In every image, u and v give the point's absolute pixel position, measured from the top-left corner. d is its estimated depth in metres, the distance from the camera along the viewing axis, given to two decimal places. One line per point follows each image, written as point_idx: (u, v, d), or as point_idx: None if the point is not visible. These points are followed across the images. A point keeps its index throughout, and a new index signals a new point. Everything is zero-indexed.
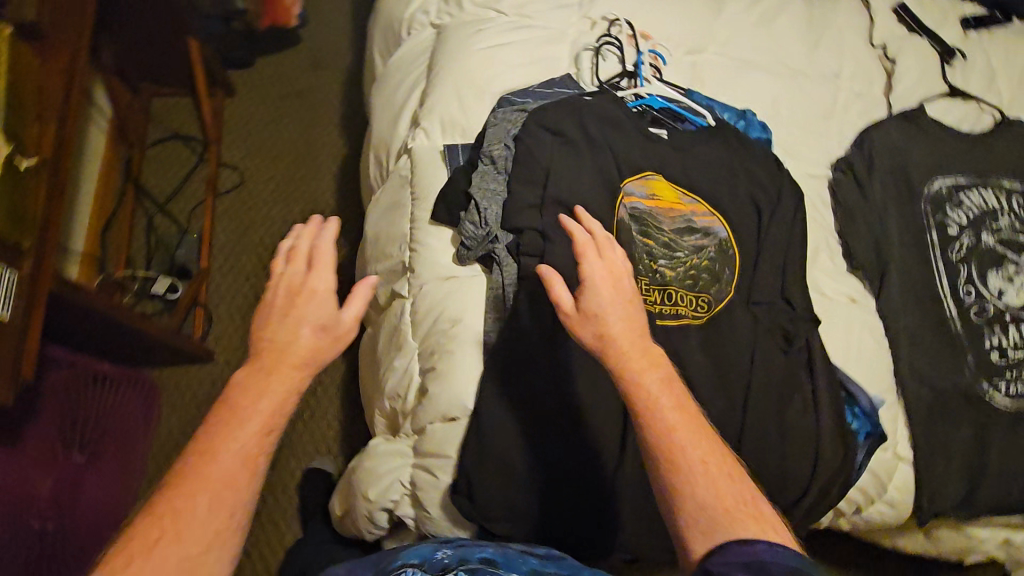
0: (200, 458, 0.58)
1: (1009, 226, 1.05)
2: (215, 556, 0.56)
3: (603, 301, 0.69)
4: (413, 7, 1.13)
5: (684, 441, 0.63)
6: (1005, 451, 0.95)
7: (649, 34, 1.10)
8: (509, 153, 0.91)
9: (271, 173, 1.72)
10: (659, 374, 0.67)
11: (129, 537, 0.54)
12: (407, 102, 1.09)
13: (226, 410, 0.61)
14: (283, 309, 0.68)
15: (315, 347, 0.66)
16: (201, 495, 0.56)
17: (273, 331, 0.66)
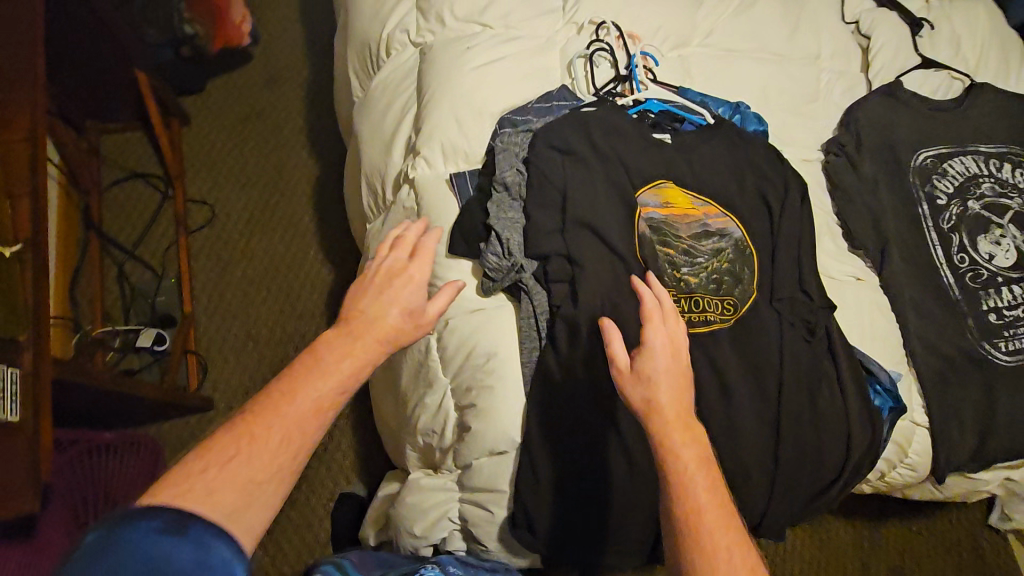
0: (281, 394, 0.60)
1: (990, 191, 1.11)
2: (272, 492, 0.56)
3: (658, 367, 0.67)
4: (390, 26, 1.08)
5: (712, 530, 0.60)
6: (1010, 405, 1.01)
7: (637, 34, 1.09)
8: (524, 177, 0.89)
9: (243, 203, 1.63)
10: (697, 453, 0.65)
11: (207, 448, 0.56)
12: (399, 127, 1.05)
13: (313, 359, 0.64)
14: (380, 285, 0.71)
15: (401, 329, 0.69)
16: (276, 428, 0.58)
17: (367, 302, 0.69)
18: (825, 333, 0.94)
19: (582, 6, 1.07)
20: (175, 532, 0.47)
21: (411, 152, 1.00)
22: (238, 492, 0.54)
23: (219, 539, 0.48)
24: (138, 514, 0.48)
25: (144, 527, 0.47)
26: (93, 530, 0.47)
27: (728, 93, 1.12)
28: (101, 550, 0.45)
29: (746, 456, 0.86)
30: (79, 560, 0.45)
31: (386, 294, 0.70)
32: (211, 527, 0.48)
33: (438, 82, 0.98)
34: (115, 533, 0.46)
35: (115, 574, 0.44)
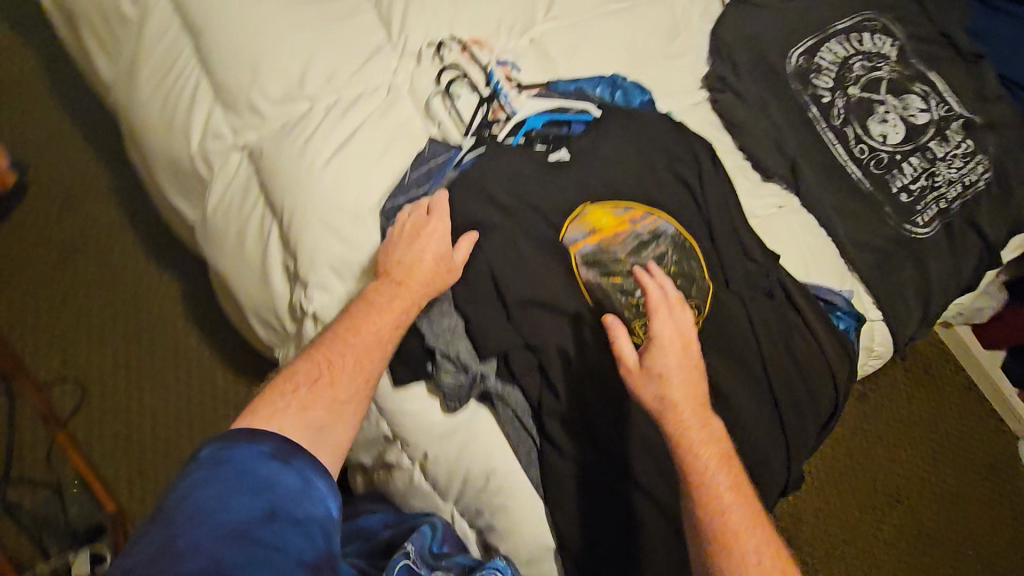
0: (348, 330, 0.71)
1: (862, 69, 1.11)
2: (350, 413, 0.67)
3: (670, 363, 0.73)
4: (197, 136, 0.87)
5: (738, 525, 0.67)
6: (938, 267, 1.09)
7: (481, 37, 0.94)
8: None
9: (112, 359, 1.37)
10: (714, 447, 0.72)
11: (293, 374, 0.67)
12: (267, 252, 0.87)
13: (372, 301, 0.73)
14: (409, 237, 0.77)
15: (436, 273, 0.76)
16: (347, 356, 0.69)
17: (402, 253, 0.76)
18: (780, 286, 0.94)
19: (411, 31, 0.90)
20: (278, 460, 0.56)
21: (297, 282, 0.83)
22: (327, 412, 0.65)
23: (317, 476, 0.57)
24: (250, 433, 0.57)
25: (255, 450, 0.56)
26: (208, 448, 0.56)
27: (598, 63, 1.01)
28: (218, 463, 0.54)
29: (757, 441, 0.88)
30: (199, 467, 0.54)
31: (417, 244, 0.76)
32: (309, 461, 0.58)
33: (295, 194, 0.81)
34: (231, 448, 0.55)
35: (223, 495, 0.51)
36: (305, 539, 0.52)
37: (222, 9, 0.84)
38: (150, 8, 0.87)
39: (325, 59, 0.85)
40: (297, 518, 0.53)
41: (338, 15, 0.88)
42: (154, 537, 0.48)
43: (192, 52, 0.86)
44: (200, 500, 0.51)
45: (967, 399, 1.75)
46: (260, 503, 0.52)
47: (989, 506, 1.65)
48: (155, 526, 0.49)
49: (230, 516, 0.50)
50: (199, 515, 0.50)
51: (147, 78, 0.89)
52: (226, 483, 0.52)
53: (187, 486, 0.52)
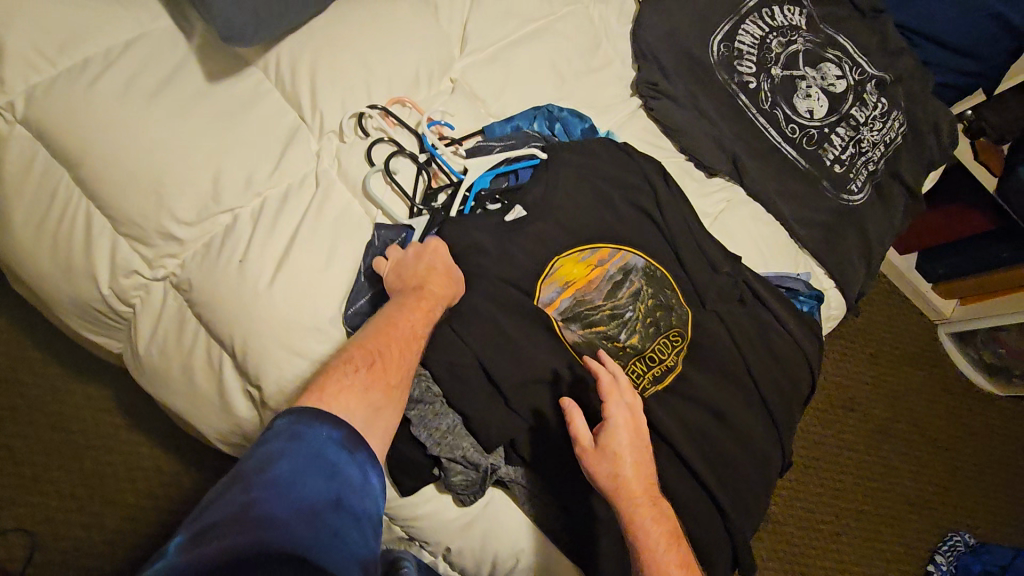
0: (390, 323, 0.68)
1: (780, 46, 1.11)
2: (400, 397, 0.65)
3: (623, 444, 0.70)
4: (105, 274, 0.75)
5: None
6: (874, 226, 1.15)
7: (401, 93, 0.85)
8: (429, 374, 0.74)
9: (59, 494, 1.16)
10: (669, 534, 0.70)
11: (349, 357, 0.64)
12: (220, 384, 0.77)
13: (408, 291, 0.71)
14: (420, 250, 0.74)
15: (453, 278, 0.74)
16: (392, 346, 0.66)
17: (420, 265, 0.72)
18: (747, 288, 0.96)
19: (325, 106, 0.80)
20: (347, 450, 0.54)
21: (266, 410, 0.75)
22: (381, 395, 0.62)
23: (375, 471, 0.56)
24: (322, 415, 0.55)
25: (325, 433, 0.54)
26: (284, 415, 0.55)
27: (529, 93, 0.95)
28: (292, 436, 0.53)
29: (758, 445, 0.91)
30: (274, 440, 0.52)
31: (426, 257, 0.73)
32: (372, 457, 0.56)
33: (243, 323, 0.72)
34: (306, 425, 0.54)
35: (297, 477, 0.50)
36: (361, 536, 0.51)
37: (98, 129, 0.71)
38: (5, 139, 0.72)
39: (237, 161, 0.75)
40: (357, 514, 0.52)
41: (237, 105, 0.77)
42: (231, 500, 0.48)
43: (74, 184, 0.73)
44: (277, 471, 0.50)
45: (901, 313, 1.87)
46: (330, 490, 0.51)
47: (924, 392, 1.81)
48: (232, 488, 0.49)
49: (304, 494, 0.50)
50: (273, 488, 0.49)
51: (23, 218, 0.75)
52: (301, 459, 0.51)
53: (262, 454, 0.51)
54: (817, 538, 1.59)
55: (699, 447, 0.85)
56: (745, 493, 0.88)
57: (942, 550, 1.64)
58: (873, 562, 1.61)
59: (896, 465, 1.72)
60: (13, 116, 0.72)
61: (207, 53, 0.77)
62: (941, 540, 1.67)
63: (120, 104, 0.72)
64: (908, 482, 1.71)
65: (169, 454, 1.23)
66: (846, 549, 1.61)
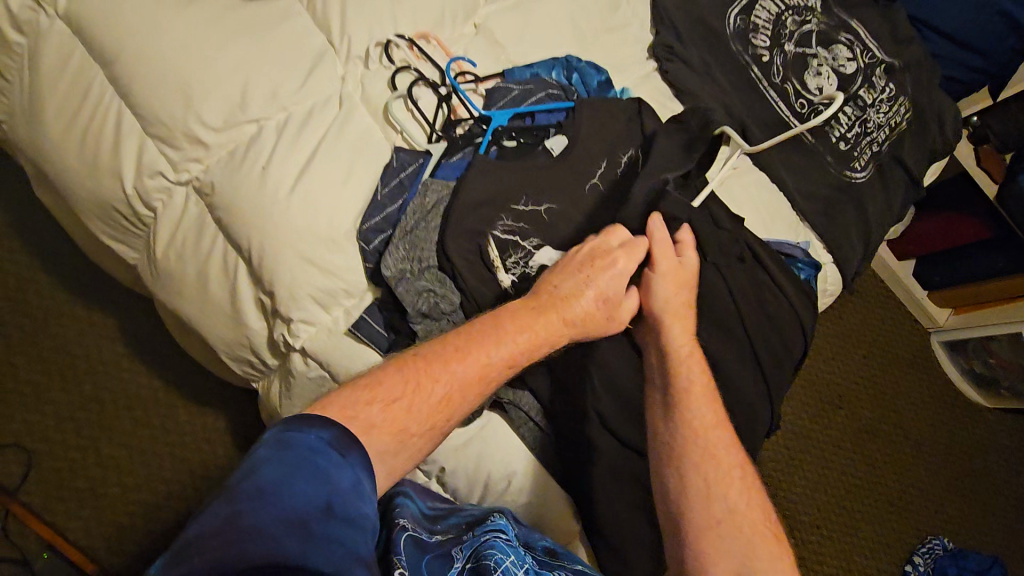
0: (464, 349, 0.70)
1: (794, 24, 1.14)
2: (418, 444, 0.64)
3: (677, 284, 0.82)
4: (130, 175, 0.77)
5: (712, 437, 0.75)
6: (874, 206, 1.18)
7: (426, 29, 0.88)
8: (454, 285, 0.79)
9: (57, 415, 1.18)
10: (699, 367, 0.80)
11: (397, 375, 0.65)
12: (233, 292, 0.79)
13: (537, 309, 0.76)
14: (582, 264, 0.80)
15: (589, 313, 0.78)
16: (438, 386, 0.67)
17: (565, 283, 0.78)
18: (747, 249, 0.99)
19: (352, 32, 0.83)
20: (335, 452, 0.53)
21: (276, 319, 0.78)
22: (389, 441, 0.61)
23: (367, 475, 0.55)
24: (316, 420, 0.55)
25: (316, 438, 0.53)
26: (269, 429, 0.54)
27: (548, 44, 0.98)
28: (280, 444, 0.52)
29: (746, 399, 0.94)
30: (262, 451, 0.52)
31: (587, 274, 0.78)
32: (364, 457, 0.55)
33: (260, 228, 0.75)
34: (293, 432, 0.53)
35: (285, 484, 0.49)
36: (358, 532, 0.50)
37: (135, 31, 0.73)
38: (44, 34, 0.75)
39: (265, 75, 0.77)
40: (350, 517, 0.51)
41: (269, 23, 0.79)
42: (217, 512, 0.47)
43: (107, 83, 0.76)
44: (263, 484, 0.49)
45: (892, 314, 1.90)
46: (319, 495, 0.50)
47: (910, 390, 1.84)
48: (219, 501, 0.48)
49: (292, 504, 0.48)
50: (259, 497, 0.48)
51: (55, 115, 0.77)
52: (287, 465, 0.50)
53: (247, 467, 0.50)
54: (801, 530, 1.62)
55: None
56: None
57: (920, 552, 1.67)
58: (852, 558, 1.64)
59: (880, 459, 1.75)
60: (55, 12, 0.74)
61: None
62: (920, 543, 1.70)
63: (157, 8, 0.74)
64: (892, 478, 1.74)
65: (166, 383, 1.24)
66: (830, 543, 1.64)
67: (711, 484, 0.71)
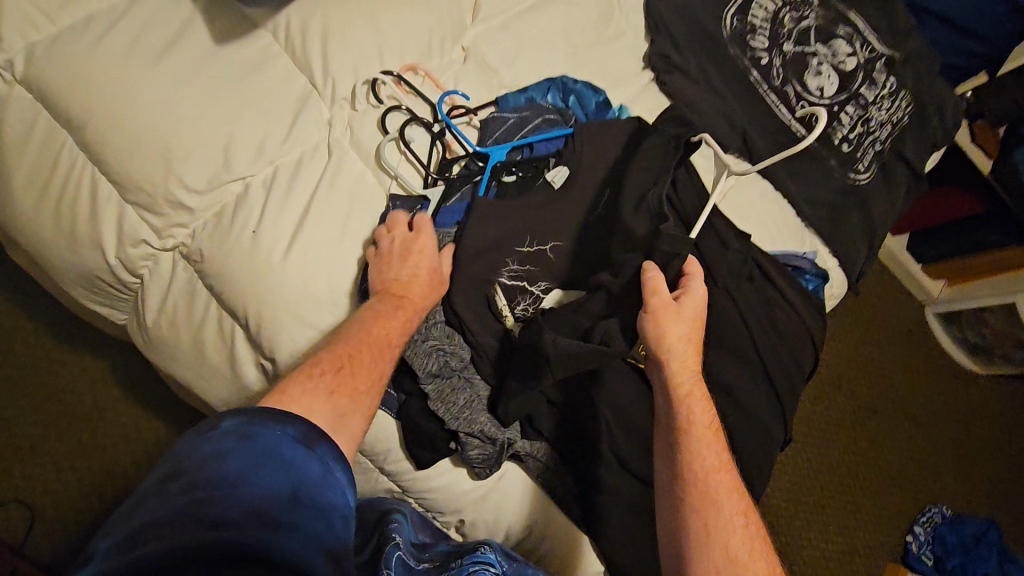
0: (366, 327, 0.68)
1: (792, 22, 1.09)
2: (369, 401, 0.65)
3: (684, 315, 0.75)
4: (113, 244, 0.73)
5: (720, 488, 0.68)
6: (879, 206, 1.16)
7: (413, 60, 0.83)
8: (463, 339, 0.78)
9: (56, 467, 1.06)
10: (707, 408, 0.73)
11: (317, 361, 0.64)
12: (230, 357, 0.76)
13: (383, 299, 0.70)
14: (403, 254, 0.72)
15: (428, 289, 0.73)
16: (365, 351, 0.66)
17: (395, 272, 0.71)
18: (755, 266, 0.97)
19: (336, 72, 0.77)
20: (303, 446, 0.52)
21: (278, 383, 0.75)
22: (349, 401, 0.63)
23: (339, 466, 0.54)
24: (273, 414, 0.53)
25: (278, 429, 0.52)
26: (229, 416, 0.52)
27: (541, 64, 0.93)
28: (242, 435, 0.51)
29: (762, 420, 0.92)
30: (223, 438, 0.50)
31: (411, 259, 0.72)
32: (333, 452, 0.54)
33: (256, 294, 0.71)
34: (257, 423, 0.52)
35: (251, 472, 0.48)
36: (327, 525, 0.48)
37: (103, 93, 0.68)
38: (4, 100, 0.70)
39: (247, 128, 0.73)
40: (319, 506, 0.49)
41: (245, 69, 0.74)
42: (173, 498, 0.45)
43: (78, 149, 0.71)
44: (221, 469, 0.47)
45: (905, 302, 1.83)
46: (286, 484, 0.48)
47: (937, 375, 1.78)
48: (176, 486, 0.46)
49: (254, 491, 0.47)
50: (218, 484, 0.46)
51: (24, 186, 0.73)
52: (252, 455, 0.49)
53: (207, 453, 0.49)
54: (826, 519, 1.56)
55: None
56: (748, 465, 0.91)
57: (920, 521, 1.60)
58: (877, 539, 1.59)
59: (905, 446, 1.69)
60: (13, 76, 0.69)
61: (213, 14, 0.74)
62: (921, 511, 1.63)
63: (124, 65, 0.69)
64: (913, 472, 1.66)
65: (171, 423, 1.13)
66: (857, 547, 1.56)
67: (712, 531, 0.64)
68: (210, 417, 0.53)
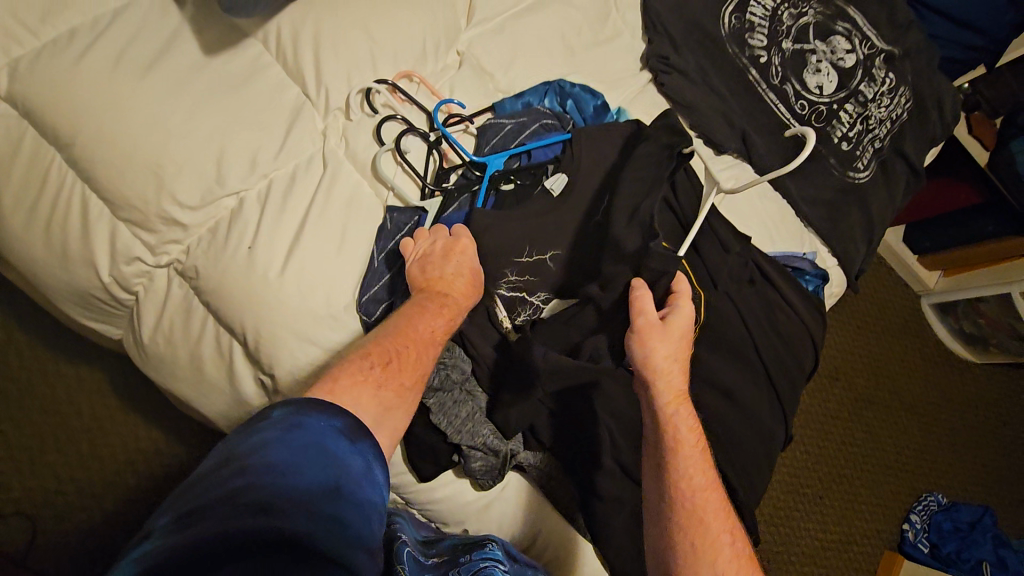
0: (410, 321, 0.67)
1: (791, 18, 1.08)
2: (413, 397, 0.64)
3: (671, 335, 0.73)
4: (106, 261, 0.72)
5: (707, 508, 0.68)
6: (878, 204, 1.15)
7: (408, 67, 0.81)
8: (463, 351, 0.77)
9: (57, 478, 1.05)
10: (694, 426, 0.72)
11: (366, 353, 0.63)
12: (229, 374, 0.75)
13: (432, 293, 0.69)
14: (446, 250, 0.72)
15: (470, 287, 0.73)
16: (414, 347, 0.65)
17: (442, 268, 0.71)
18: (755, 269, 0.97)
19: (329, 81, 0.75)
20: (346, 439, 0.51)
21: (278, 398, 0.74)
22: (394, 394, 0.62)
23: (377, 463, 0.53)
24: (323, 406, 0.53)
25: (326, 422, 0.51)
26: (280, 406, 0.52)
27: (538, 68, 0.91)
28: (290, 426, 0.50)
29: (764, 423, 0.92)
30: (271, 428, 0.50)
31: (452, 259, 0.71)
32: (374, 447, 0.53)
33: (253, 310, 0.70)
34: (304, 415, 0.51)
35: (298, 462, 0.47)
36: (365, 521, 0.48)
37: (91, 110, 0.67)
38: None
39: (239, 141, 0.71)
40: (358, 501, 0.48)
41: (236, 80, 0.73)
42: (224, 483, 0.45)
43: (67, 165, 0.70)
44: (268, 456, 0.47)
45: (904, 293, 1.82)
46: (329, 477, 0.48)
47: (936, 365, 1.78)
48: (226, 471, 0.46)
49: (300, 480, 0.46)
50: (266, 472, 0.46)
51: (13, 205, 0.71)
52: (299, 446, 0.48)
53: (255, 441, 0.48)
54: (830, 512, 1.57)
55: (706, 426, 0.88)
56: (751, 469, 0.91)
57: (916, 510, 1.61)
58: (880, 530, 1.60)
59: (905, 437, 1.69)
60: None
61: (202, 24, 0.72)
62: (915, 499, 1.64)
63: (112, 80, 0.67)
64: (909, 462, 1.67)
65: (169, 433, 1.12)
66: (856, 538, 1.57)
67: (698, 551, 0.65)
68: (259, 408, 0.53)
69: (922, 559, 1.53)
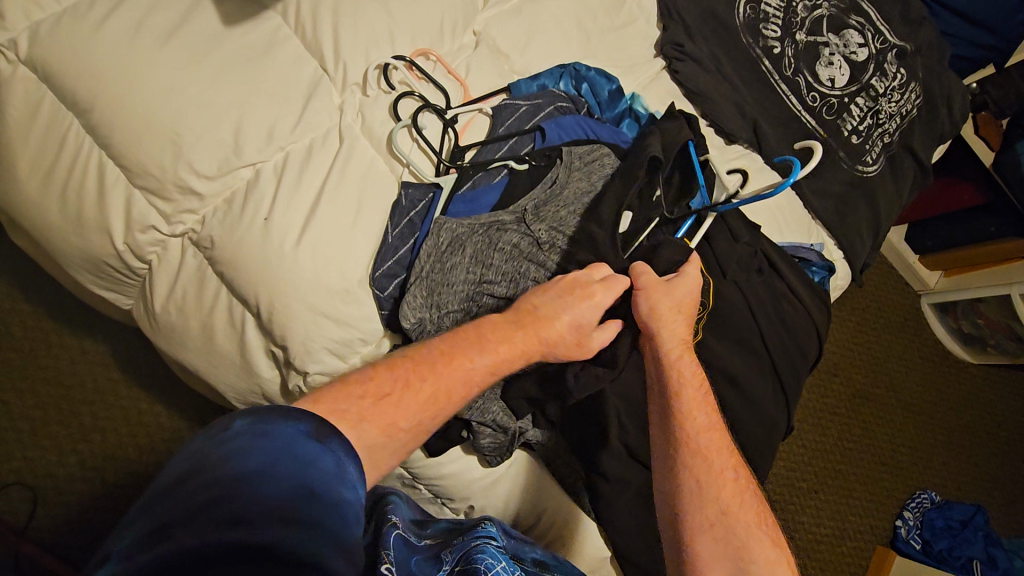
0: (448, 353, 0.65)
1: (805, 10, 1.08)
2: (402, 440, 0.59)
3: (677, 293, 0.74)
4: (121, 229, 0.72)
5: (710, 447, 0.69)
6: (885, 199, 1.16)
7: (426, 45, 0.81)
8: None
9: (59, 448, 1.05)
10: (695, 372, 0.73)
11: (367, 375, 0.60)
12: (240, 346, 0.75)
13: (505, 326, 0.69)
14: (563, 290, 0.72)
15: (564, 338, 0.71)
16: (428, 381, 0.62)
17: (544, 300, 0.71)
18: (763, 258, 0.97)
19: (347, 55, 0.75)
20: (316, 441, 0.47)
21: (290, 369, 0.75)
22: (379, 433, 0.57)
23: (351, 460, 0.48)
24: (287, 411, 0.48)
25: (293, 429, 0.47)
26: (240, 415, 0.47)
27: (554, 49, 0.91)
28: (255, 435, 0.46)
29: (767, 411, 0.93)
30: (231, 441, 0.45)
31: (565, 299, 0.71)
32: (346, 444, 0.49)
33: (266, 282, 0.71)
34: (268, 422, 0.46)
35: (266, 472, 0.43)
36: (341, 521, 0.43)
37: (109, 76, 0.67)
38: (8, 81, 0.69)
39: (257, 113, 0.71)
40: (334, 504, 0.44)
41: (255, 51, 0.73)
42: (184, 502, 0.40)
43: (85, 132, 0.70)
44: (234, 467, 0.43)
45: (905, 291, 1.83)
46: (300, 483, 0.43)
47: (932, 364, 1.79)
48: (187, 487, 0.41)
49: (270, 491, 0.42)
50: (233, 484, 0.42)
51: (30, 169, 0.72)
52: (265, 456, 0.44)
53: (215, 454, 0.44)
54: (823, 510, 1.58)
55: None
56: (750, 457, 0.92)
57: (909, 507, 1.63)
58: (873, 528, 1.61)
59: (899, 435, 1.71)
60: (16, 57, 0.68)
61: None
62: (909, 498, 1.65)
63: (131, 47, 0.68)
64: (905, 460, 1.69)
65: (173, 408, 1.12)
66: (848, 536, 1.59)
67: (704, 488, 0.66)
68: (221, 417, 0.48)
69: (912, 553, 1.54)
